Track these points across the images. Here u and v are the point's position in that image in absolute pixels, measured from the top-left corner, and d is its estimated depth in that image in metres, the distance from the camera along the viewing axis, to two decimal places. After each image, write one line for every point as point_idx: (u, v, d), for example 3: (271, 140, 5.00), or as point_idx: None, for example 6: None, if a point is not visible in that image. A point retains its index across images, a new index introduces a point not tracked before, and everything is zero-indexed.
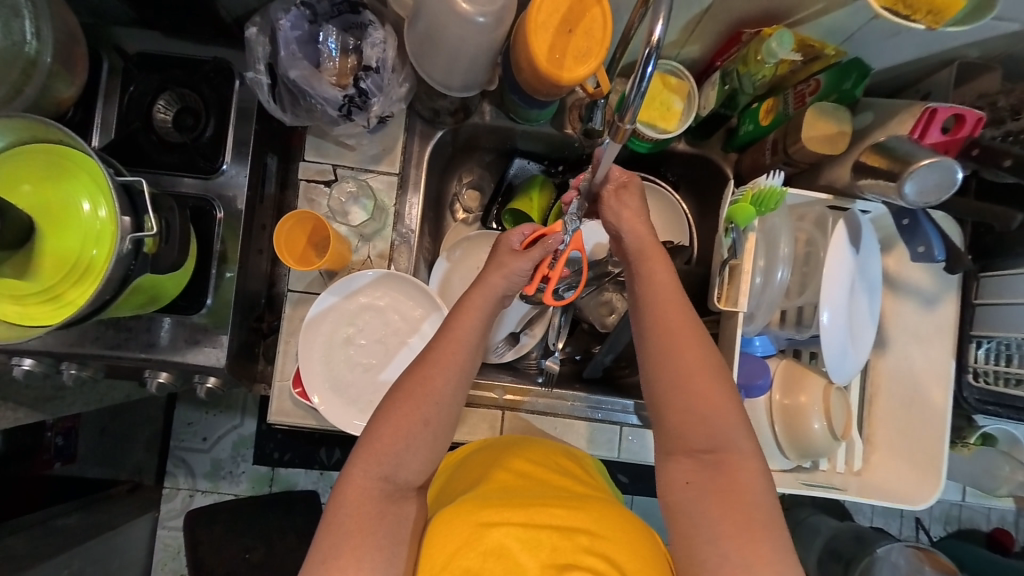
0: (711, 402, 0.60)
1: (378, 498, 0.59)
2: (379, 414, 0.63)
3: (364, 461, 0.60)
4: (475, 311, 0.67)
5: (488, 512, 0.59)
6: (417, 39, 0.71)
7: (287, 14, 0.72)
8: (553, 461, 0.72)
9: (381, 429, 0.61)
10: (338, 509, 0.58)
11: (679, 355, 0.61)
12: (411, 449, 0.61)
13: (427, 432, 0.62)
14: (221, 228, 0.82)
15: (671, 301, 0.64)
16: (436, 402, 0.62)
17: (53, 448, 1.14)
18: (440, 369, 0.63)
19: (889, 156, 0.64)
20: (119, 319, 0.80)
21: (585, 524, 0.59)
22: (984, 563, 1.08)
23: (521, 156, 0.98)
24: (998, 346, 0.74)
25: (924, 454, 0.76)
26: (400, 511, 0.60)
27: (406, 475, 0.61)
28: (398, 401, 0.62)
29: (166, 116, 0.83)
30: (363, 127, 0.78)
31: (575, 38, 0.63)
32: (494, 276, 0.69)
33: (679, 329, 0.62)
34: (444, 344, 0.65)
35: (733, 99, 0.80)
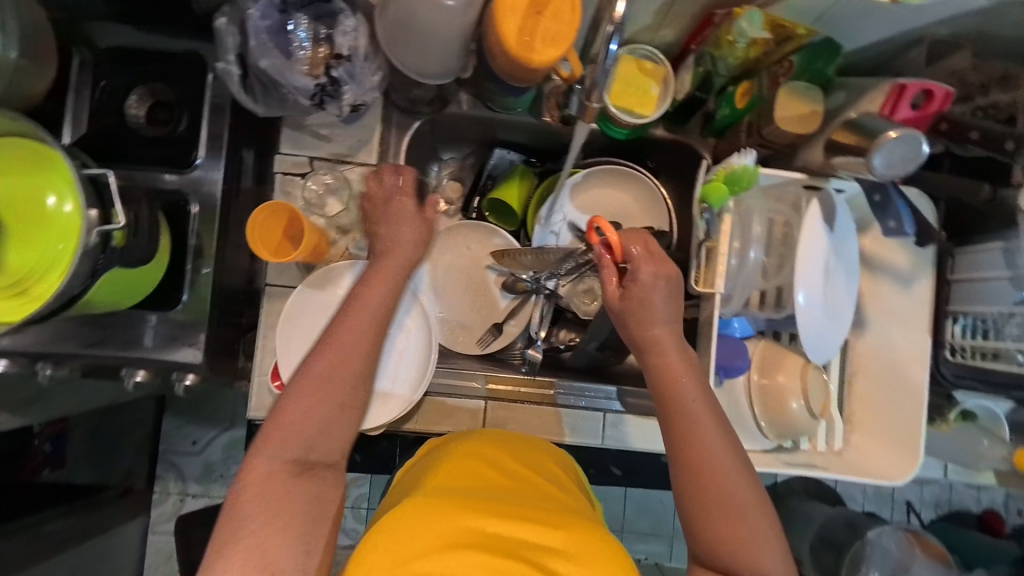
0: (744, 527, 0.61)
1: (285, 476, 0.59)
2: (285, 397, 0.63)
3: (274, 438, 0.60)
4: (375, 297, 0.69)
5: (466, 514, 0.54)
6: (388, 26, 0.70)
7: (257, 3, 0.71)
8: (537, 470, 0.69)
9: (285, 407, 0.63)
10: (243, 488, 0.58)
11: (711, 480, 0.63)
12: (318, 418, 0.63)
13: (348, 412, 0.65)
14: (198, 222, 0.81)
15: (703, 427, 0.65)
16: (335, 364, 0.65)
17: (41, 456, 1.02)
18: (343, 333, 0.67)
19: (857, 132, 0.68)
20: (95, 317, 0.79)
21: (563, 547, 0.53)
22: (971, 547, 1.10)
23: (501, 147, 0.97)
24: (974, 322, 0.75)
25: (905, 433, 0.76)
26: (312, 485, 0.60)
27: (320, 454, 0.62)
28: (303, 376, 0.64)
29: (138, 110, 0.82)
30: (336, 116, 0.78)
31: (544, 20, 0.62)
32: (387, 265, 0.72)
33: (707, 459, 0.63)
34: (341, 328, 0.67)
35: (708, 81, 0.80)
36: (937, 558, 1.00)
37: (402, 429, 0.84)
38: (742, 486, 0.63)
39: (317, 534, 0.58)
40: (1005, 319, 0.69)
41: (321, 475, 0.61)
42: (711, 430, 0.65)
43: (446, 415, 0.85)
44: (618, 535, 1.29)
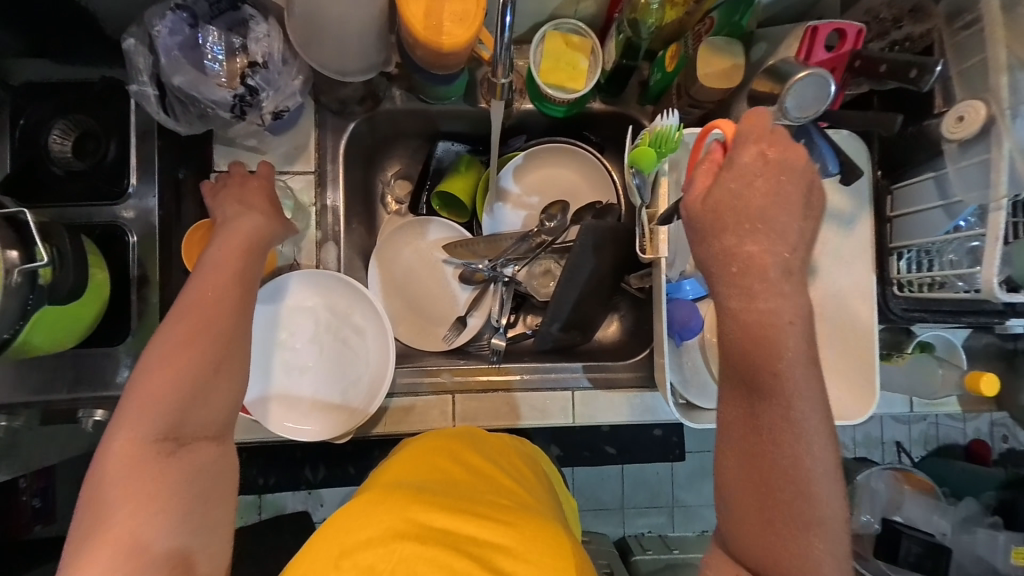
0: (800, 527, 0.53)
1: (153, 455, 0.54)
2: (140, 371, 0.57)
3: (131, 412, 0.55)
4: (233, 256, 0.64)
5: (417, 510, 0.59)
6: (299, 26, 0.69)
7: (162, 19, 0.69)
8: (503, 460, 0.72)
9: (143, 377, 0.56)
10: (107, 469, 0.54)
11: (778, 456, 0.53)
12: (180, 385, 0.56)
13: (222, 377, 0.59)
14: (137, 249, 0.79)
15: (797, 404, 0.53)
16: (206, 324, 0.59)
17: (31, 511, 0.88)
18: (208, 297, 0.60)
19: (778, 79, 0.65)
20: (43, 359, 0.77)
21: (507, 542, 0.59)
22: (964, 479, 1.09)
23: (445, 138, 0.95)
24: (916, 255, 0.75)
25: (859, 373, 0.78)
26: (188, 458, 0.56)
27: (195, 424, 0.57)
28: (160, 341, 0.58)
29: (63, 144, 0.80)
30: (260, 125, 0.77)
31: (449, 3, 0.62)
32: (246, 223, 0.67)
33: (789, 439, 0.53)
34: (199, 290, 0.61)
35: (632, 47, 0.79)
36: (925, 492, 1.02)
37: (370, 434, 0.84)
38: (819, 438, 0.53)
39: (207, 510, 0.56)
40: (944, 246, 0.70)
41: (199, 447, 0.57)
42: (807, 408, 0.53)
43: (410, 414, 0.85)
44: (618, 512, 1.29)
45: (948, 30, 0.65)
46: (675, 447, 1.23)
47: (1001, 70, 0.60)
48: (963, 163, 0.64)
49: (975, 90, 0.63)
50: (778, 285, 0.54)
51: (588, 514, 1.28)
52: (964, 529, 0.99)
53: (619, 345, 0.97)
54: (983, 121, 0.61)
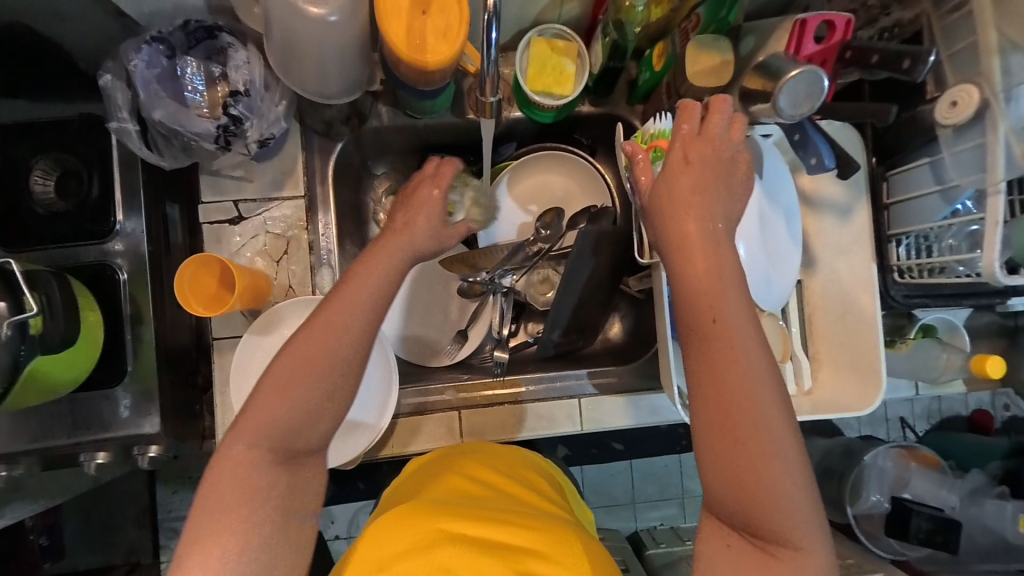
0: (770, 466, 0.51)
1: (266, 463, 0.57)
2: (268, 379, 0.59)
3: (248, 427, 0.57)
4: (376, 278, 0.62)
5: (447, 520, 0.58)
6: (277, 49, 0.67)
7: (138, 53, 0.68)
8: (523, 477, 0.71)
9: (265, 396, 0.58)
10: (218, 475, 0.56)
11: (735, 401, 0.52)
12: (297, 414, 0.58)
13: (338, 404, 0.60)
14: (128, 287, 0.77)
15: (739, 340, 0.53)
16: (330, 364, 0.59)
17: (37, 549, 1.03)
18: (331, 334, 0.59)
19: (766, 76, 0.63)
20: (39, 406, 0.76)
21: (535, 546, 0.58)
22: (972, 451, 1.09)
23: (433, 151, 0.92)
24: (916, 240, 0.75)
25: (863, 362, 0.77)
26: (295, 471, 0.60)
27: (307, 439, 0.59)
28: (281, 365, 0.59)
29: (45, 184, 0.77)
30: (246, 153, 0.76)
31: (431, 18, 0.61)
32: (392, 241, 0.65)
33: (738, 381, 0.52)
34: (333, 307, 0.60)
35: (619, 49, 0.77)
36: (931, 467, 1.02)
37: (378, 456, 0.84)
38: (795, 458, 0.52)
39: (296, 523, 0.59)
40: (943, 231, 0.70)
41: (305, 462, 0.60)
42: (748, 344, 0.53)
43: (416, 433, 0.84)
44: (629, 507, 1.29)
45: (936, 13, 0.66)
46: (682, 438, 1.25)
47: (992, 53, 0.60)
48: (958, 148, 0.64)
49: (967, 74, 0.63)
50: (713, 248, 0.55)
51: (600, 511, 1.28)
52: (973, 501, 0.98)
53: (622, 347, 0.97)
54: (976, 105, 0.60)
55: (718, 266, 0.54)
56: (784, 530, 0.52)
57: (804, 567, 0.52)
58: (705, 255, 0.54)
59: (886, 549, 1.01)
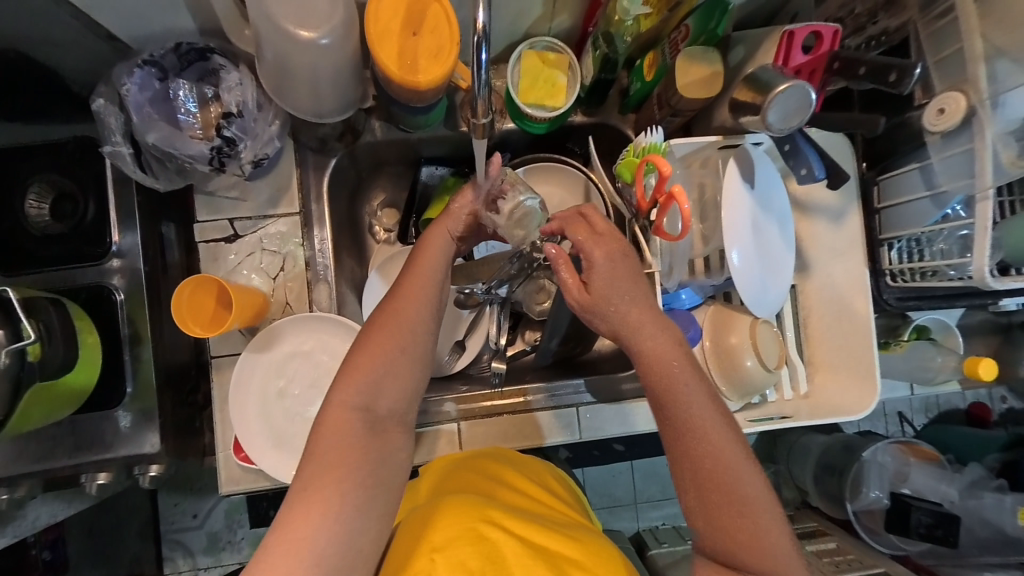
0: (761, 533, 0.58)
1: (359, 429, 0.59)
2: (353, 348, 0.63)
3: (344, 389, 0.60)
4: (437, 250, 0.68)
5: (494, 513, 0.60)
6: (269, 71, 0.67)
7: (131, 77, 0.69)
8: (546, 487, 0.73)
9: (355, 361, 0.62)
10: (317, 437, 0.59)
11: (720, 482, 0.58)
12: (386, 377, 0.61)
13: (411, 364, 0.63)
14: (126, 308, 0.78)
15: (714, 429, 0.59)
16: (410, 330, 0.63)
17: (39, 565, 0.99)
18: (410, 300, 0.65)
19: (755, 87, 0.63)
20: (40, 429, 0.76)
21: (571, 553, 0.59)
22: (970, 442, 1.09)
23: (428, 162, 0.92)
24: (907, 244, 0.75)
25: (859, 364, 0.78)
26: (384, 440, 0.60)
27: (386, 405, 0.61)
28: (370, 332, 0.63)
29: (40, 208, 0.77)
30: (240, 173, 0.77)
31: (422, 39, 0.61)
32: (455, 211, 0.71)
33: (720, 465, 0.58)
34: (409, 276, 0.67)
35: (610, 62, 0.77)
36: (929, 461, 1.03)
37: None
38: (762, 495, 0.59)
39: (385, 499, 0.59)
40: (934, 235, 0.70)
41: (390, 429, 0.61)
42: (711, 408, 0.60)
43: (418, 446, 0.85)
44: (631, 507, 1.29)
45: (923, 19, 0.65)
46: None
47: (979, 60, 0.60)
48: (947, 154, 0.64)
49: (953, 79, 0.63)
50: (661, 334, 0.61)
51: (602, 512, 1.29)
52: (971, 493, 0.98)
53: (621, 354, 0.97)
54: (964, 111, 0.61)
55: (668, 347, 0.61)
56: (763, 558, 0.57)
57: None
58: (667, 357, 0.60)
59: (886, 544, 1.02)
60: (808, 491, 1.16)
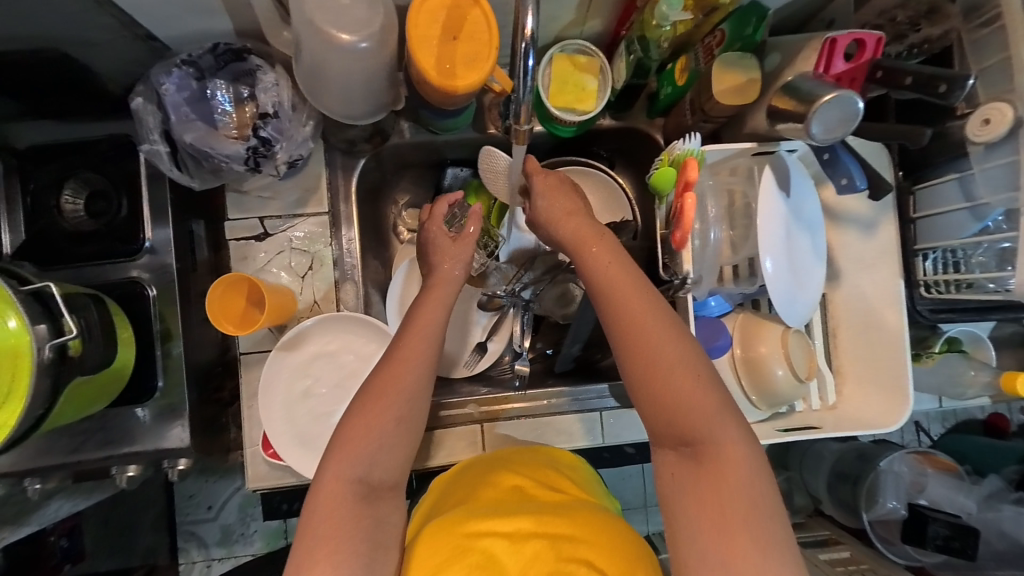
0: (688, 391, 0.58)
1: (352, 500, 0.58)
2: (345, 418, 0.62)
3: (339, 460, 0.59)
4: (442, 292, 0.70)
5: (473, 521, 0.59)
6: (306, 73, 0.67)
7: (169, 76, 0.70)
8: (542, 476, 0.70)
9: (348, 432, 0.61)
10: (313, 508, 0.58)
11: (643, 348, 0.60)
12: (385, 450, 0.61)
13: (410, 431, 0.63)
14: (156, 305, 0.79)
15: (632, 297, 0.62)
16: (407, 397, 0.62)
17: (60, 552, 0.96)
18: (406, 366, 0.63)
19: (795, 97, 0.62)
20: (72, 423, 0.77)
21: (564, 530, 0.58)
22: (986, 450, 1.08)
23: (453, 165, 0.95)
24: (943, 255, 0.73)
25: (891, 378, 0.77)
26: (380, 507, 0.60)
27: (381, 473, 0.61)
28: (367, 401, 0.62)
29: (75, 206, 0.79)
30: (274, 174, 0.78)
31: (460, 45, 0.61)
32: (445, 261, 0.73)
33: (637, 321, 0.61)
34: (410, 336, 0.65)
35: (642, 67, 0.78)
36: (946, 471, 1.01)
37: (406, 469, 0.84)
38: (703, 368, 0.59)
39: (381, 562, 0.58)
40: (971, 248, 0.69)
41: (385, 497, 0.61)
42: (625, 279, 0.63)
43: (439, 447, 0.85)
44: (643, 510, 1.28)
45: (966, 27, 0.65)
46: None
47: None
48: (987, 165, 0.64)
49: (998, 91, 0.62)
50: (593, 230, 0.68)
51: None
52: (989, 506, 0.98)
53: None
54: (1010, 123, 0.60)
55: (596, 235, 0.68)
56: (707, 435, 0.57)
57: (732, 473, 0.56)
58: (588, 238, 0.67)
59: (900, 555, 0.98)
60: (821, 500, 1.14)
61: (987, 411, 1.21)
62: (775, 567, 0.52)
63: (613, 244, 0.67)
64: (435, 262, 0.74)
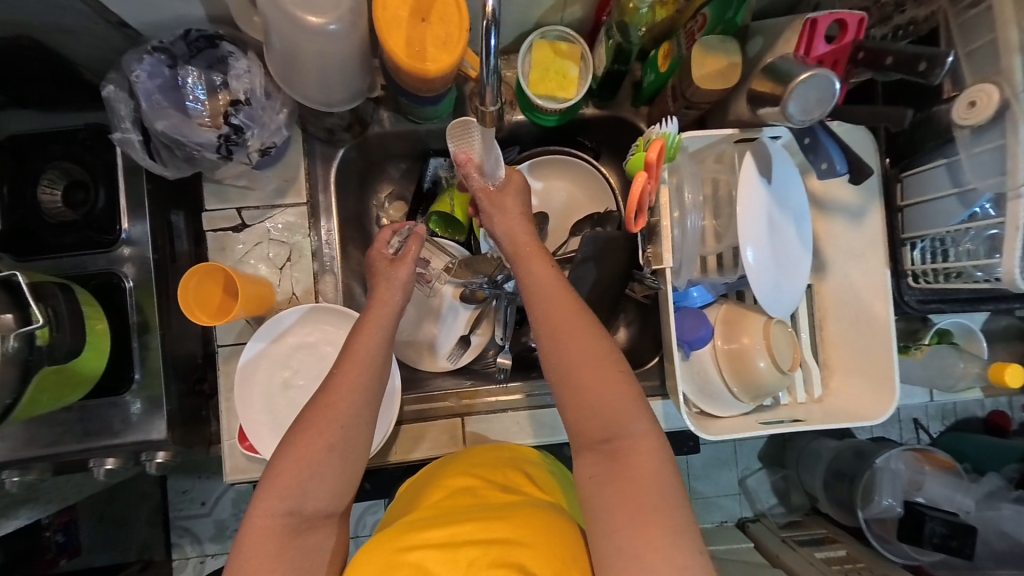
0: (607, 385, 0.58)
1: (282, 532, 0.58)
2: (281, 449, 0.61)
3: (268, 497, 0.58)
4: (377, 319, 0.68)
5: (409, 535, 0.58)
6: (278, 58, 0.66)
7: (141, 64, 0.70)
8: (493, 475, 0.69)
9: (280, 465, 0.59)
10: (241, 546, 0.57)
11: (562, 344, 0.59)
12: (317, 478, 0.60)
13: (348, 455, 0.62)
14: (135, 296, 0.78)
15: (554, 297, 0.62)
16: (342, 425, 0.61)
17: None
18: (344, 395, 0.62)
19: (776, 80, 0.61)
20: (50, 415, 0.77)
21: (501, 533, 0.57)
22: (985, 449, 1.06)
23: (436, 155, 0.93)
24: (931, 244, 0.72)
25: (878, 370, 0.75)
26: (311, 534, 0.60)
27: (313, 503, 0.60)
28: (301, 431, 0.61)
29: (53, 195, 0.77)
30: (248, 163, 0.77)
31: (431, 27, 0.60)
32: (387, 291, 0.70)
33: (563, 327, 0.60)
34: (346, 366, 0.64)
35: (623, 52, 0.76)
36: (946, 470, 0.99)
37: (387, 460, 0.84)
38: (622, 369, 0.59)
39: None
40: (960, 235, 0.66)
41: (319, 525, 0.60)
42: (552, 287, 0.62)
43: (420, 440, 0.84)
44: None
45: (953, 10, 0.63)
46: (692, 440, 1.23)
47: (1012, 50, 0.57)
48: (976, 150, 0.61)
49: (985, 73, 0.60)
50: (533, 240, 0.67)
51: None
52: (988, 505, 0.95)
53: (630, 352, 0.94)
54: (997, 106, 0.58)
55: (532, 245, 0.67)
56: (620, 432, 0.58)
57: (644, 464, 0.57)
58: (524, 244, 0.67)
59: (899, 554, 0.96)
60: (817, 498, 1.13)
61: (988, 407, 1.18)
62: (688, 557, 0.53)
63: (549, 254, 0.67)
64: (376, 283, 0.72)
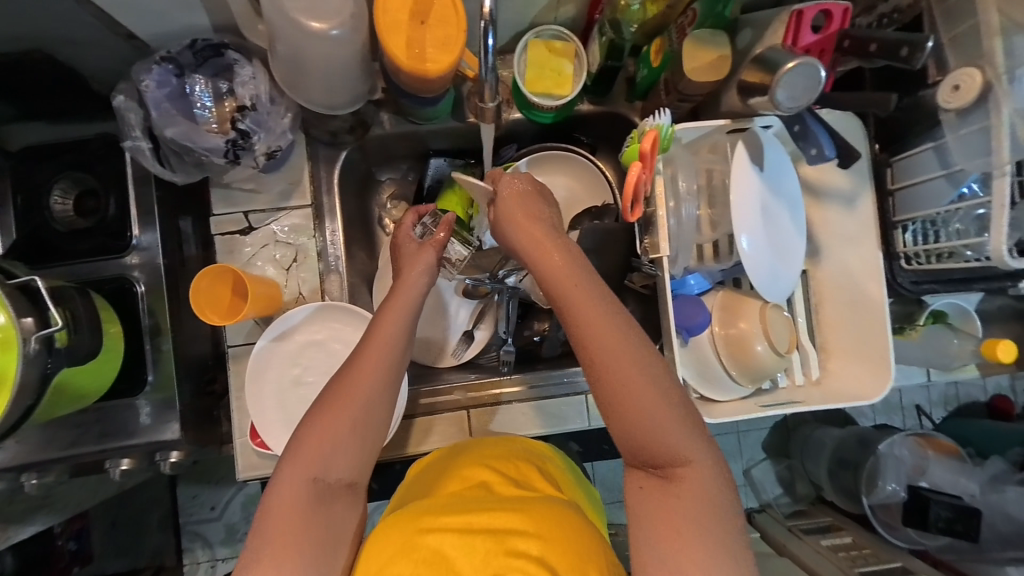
0: (656, 408, 0.55)
1: (309, 496, 0.59)
2: (304, 425, 0.62)
3: (294, 464, 0.59)
4: (393, 317, 0.67)
5: (427, 518, 0.60)
6: (284, 64, 0.69)
7: (150, 74, 0.72)
8: (513, 470, 0.70)
9: (307, 436, 0.61)
10: (263, 521, 0.58)
11: (608, 363, 0.56)
12: (339, 449, 0.61)
13: (369, 432, 0.63)
14: (147, 300, 0.79)
15: (591, 309, 0.58)
16: (365, 403, 0.63)
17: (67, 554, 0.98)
18: (363, 377, 0.64)
19: (768, 70, 0.62)
20: (67, 418, 0.78)
21: (519, 527, 0.58)
22: (990, 433, 1.06)
23: (435, 155, 0.95)
24: (922, 226, 0.74)
25: (875, 352, 0.77)
26: (334, 507, 0.61)
27: (335, 473, 0.61)
28: (326, 406, 0.62)
29: (65, 205, 0.79)
30: (255, 166, 0.80)
31: (430, 28, 0.62)
32: (410, 272, 0.72)
33: (606, 344, 0.56)
34: (370, 347, 0.65)
35: (616, 48, 0.78)
36: (950, 455, 0.99)
37: (400, 453, 0.86)
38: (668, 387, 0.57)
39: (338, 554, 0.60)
40: (950, 215, 0.69)
41: (340, 497, 0.61)
42: (589, 297, 0.58)
43: (428, 433, 0.86)
44: None
45: None
46: None
47: (994, 34, 0.59)
48: (962, 132, 0.63)
49: (969, 56, 0.62)
50: (562, 243, 0.63)
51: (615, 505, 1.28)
52: (993, 488, 0.95)
53: None
54: (980, 88, 0.60)
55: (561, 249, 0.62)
56: (672, 454, 0.56)
57: (694, 486, 0.55)
58: (550, 247, 0.62)
59: (904, 539, 0.99)
60: (822, 485, 1.14)
61: (990, 392, 1.19)
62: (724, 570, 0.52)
63: (581, 256, 0.63)
64: (402, 264, 0.75)
